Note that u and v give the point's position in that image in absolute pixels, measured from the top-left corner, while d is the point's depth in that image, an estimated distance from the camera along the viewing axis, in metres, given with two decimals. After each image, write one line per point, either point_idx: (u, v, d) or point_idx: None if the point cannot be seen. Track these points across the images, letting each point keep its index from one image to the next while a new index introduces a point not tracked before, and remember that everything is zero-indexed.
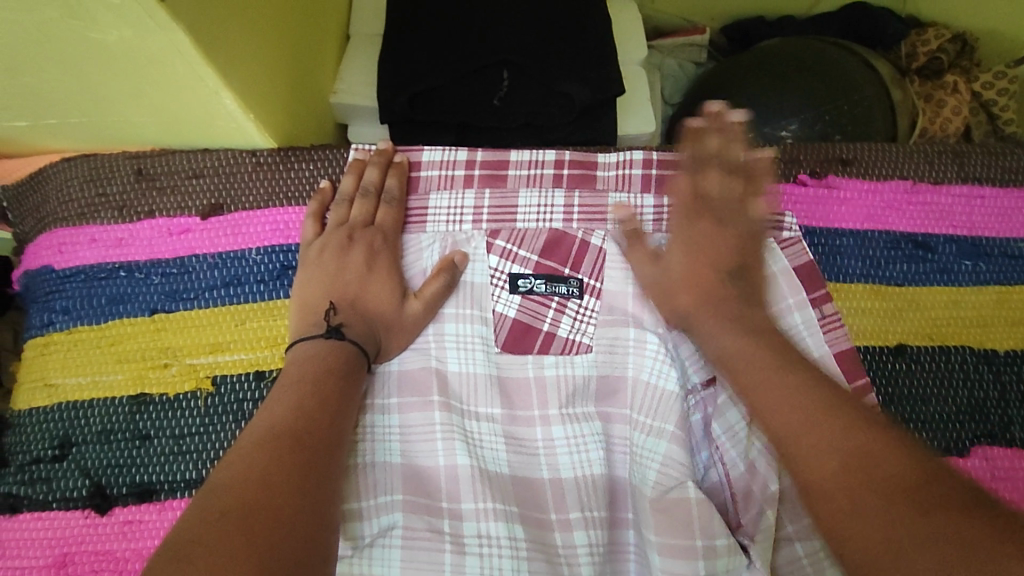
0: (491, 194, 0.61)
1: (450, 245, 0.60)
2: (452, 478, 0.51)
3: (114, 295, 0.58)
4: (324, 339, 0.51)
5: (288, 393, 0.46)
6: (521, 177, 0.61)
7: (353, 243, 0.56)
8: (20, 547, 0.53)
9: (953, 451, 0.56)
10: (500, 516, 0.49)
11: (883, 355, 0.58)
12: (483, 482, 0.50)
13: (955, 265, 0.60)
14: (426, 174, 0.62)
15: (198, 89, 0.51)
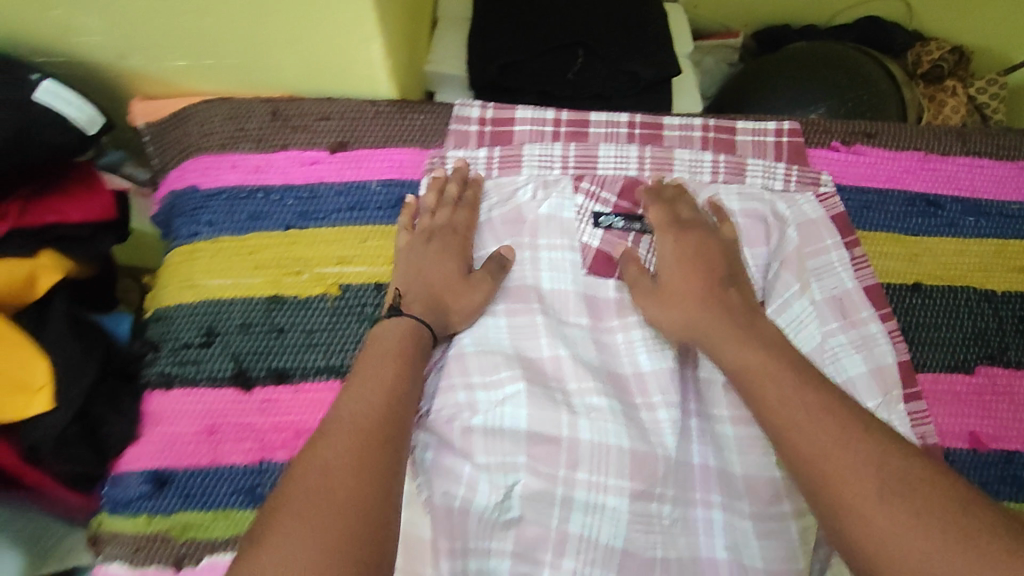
0: (576, 147, 0.71)
1: (542, 185, 0.69)
2: (557, 365, 0.61)
3: (253, 212, 0.67)
4: (397, 325, 0.56)
5: (382, 366, 0.51)
6: (600, 134, 0.71)
7: (428, 240, 0.63)
8: (173, 416, 0.62)
9: (959, 368, 0.68)
10: (603, 394, 0.60)
11: (902, 291, 0.70)
12: (584, 367, 0.61)
13: (961, 221, 0.72)
14: (519, 129, 0.71)
15: (352, 38, 0.62)
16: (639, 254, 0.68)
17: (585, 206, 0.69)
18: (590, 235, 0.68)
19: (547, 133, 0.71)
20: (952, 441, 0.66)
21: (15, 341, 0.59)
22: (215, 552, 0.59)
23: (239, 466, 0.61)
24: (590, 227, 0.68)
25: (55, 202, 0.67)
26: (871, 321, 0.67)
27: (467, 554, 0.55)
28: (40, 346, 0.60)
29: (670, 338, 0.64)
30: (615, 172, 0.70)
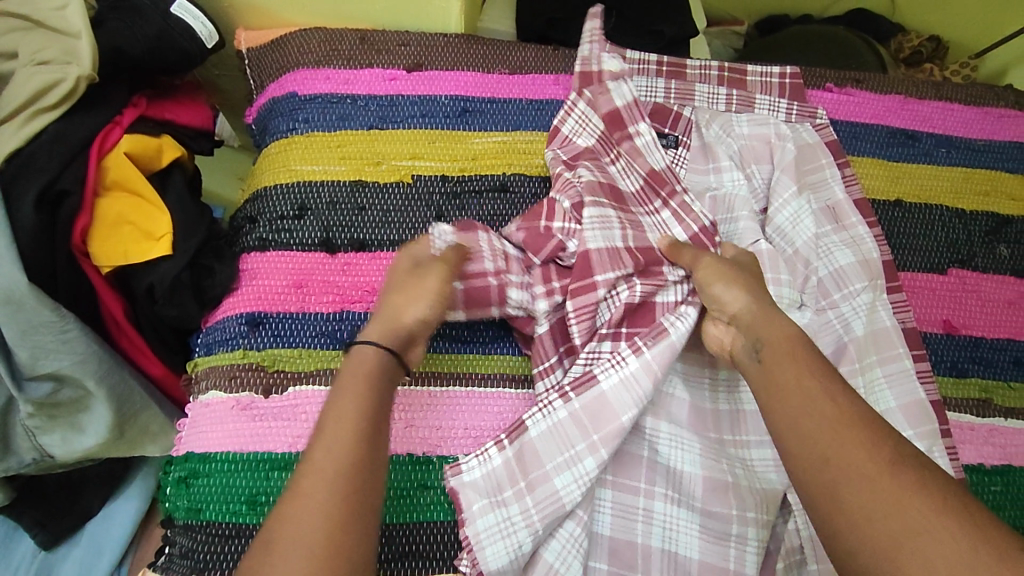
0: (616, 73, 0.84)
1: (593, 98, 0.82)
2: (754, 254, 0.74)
3: (342, 115, 0.80)
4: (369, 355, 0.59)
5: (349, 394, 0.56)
6: (633, 65, 0.85)
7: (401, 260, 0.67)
8: (268, 270, 0.73)
9: (935, 269, 0.80)
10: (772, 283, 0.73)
11: (886, 205, 0.82)
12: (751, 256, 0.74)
13: (934, 151, 0.85)
14: (589, 46, 0.83)
15: None
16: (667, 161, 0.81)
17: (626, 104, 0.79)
18: (646, 128, 0.79)
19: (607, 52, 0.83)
20: (928, 326, 0.77)
21: (149, 197, 0.71)
22: (300, 382, 0.69)
23: (323, 314, 0.72)
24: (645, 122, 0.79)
25: (169, 105, 0.79)
26: (858, 225, 0.79)
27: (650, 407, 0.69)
28: (165, 204, 0.72)
29: None
30: (648, 97, 0.84)
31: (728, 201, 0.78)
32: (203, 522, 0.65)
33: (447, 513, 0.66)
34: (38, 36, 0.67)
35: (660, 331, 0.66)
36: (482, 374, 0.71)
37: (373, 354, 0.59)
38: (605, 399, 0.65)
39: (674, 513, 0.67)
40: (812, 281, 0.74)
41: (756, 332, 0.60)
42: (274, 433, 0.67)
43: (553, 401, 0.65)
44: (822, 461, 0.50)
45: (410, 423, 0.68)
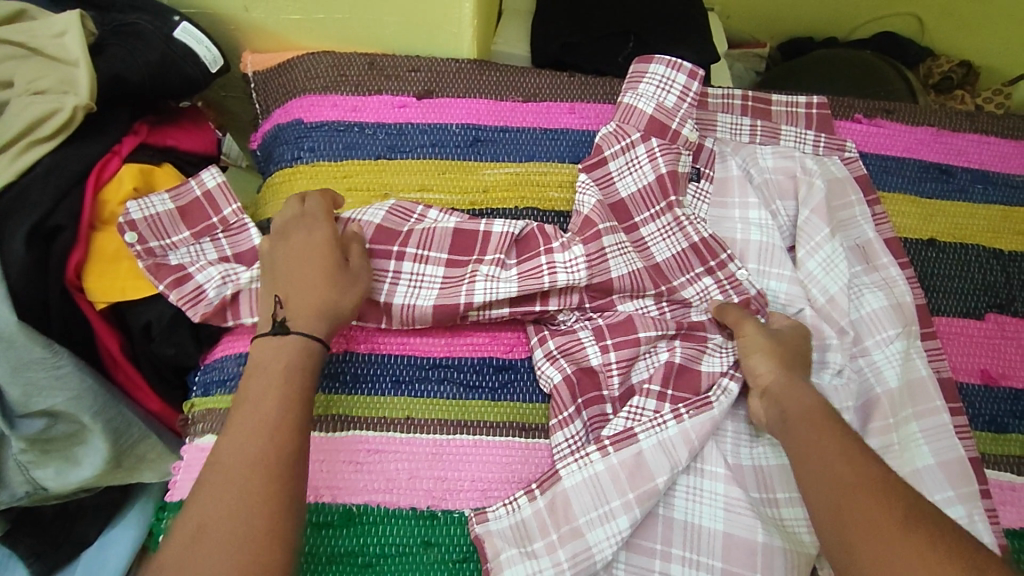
0: (644, 94, 0.79)
1: (619, 131, 0.78)
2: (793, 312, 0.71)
3: (349, 143, 0.77)
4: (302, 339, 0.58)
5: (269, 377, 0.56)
6: (659, 78, 0.79)
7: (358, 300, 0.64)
8: None
9: (971, 314, 0.75)
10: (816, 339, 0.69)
11: (920, 244, 0.78)
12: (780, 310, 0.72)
13: (970, 187, 0.81)
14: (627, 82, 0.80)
15: None
16: (688, 196, 0.77)
17: (652, 149, 0.76)
18: (649, 171, 0.76)
19: (638, 81, 0.80)
20: (965, 376, 0.73)
21: None
22: None
23: (325, 355, 0.69)
24: (648, 164, 0.76)
25: (173, 131, 0.76)
26: (889, 266, 0.75)
27: (700, 472, 0.66)
28: None
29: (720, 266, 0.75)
30: (676, 114, 0.78)
31: (761, 251, 0.74)
32: None
33: (473, 569, 0.62)
34: (35, 64, 0.65)
35: (704, 403, 0.65)
36: (488, 422, 0.67)
37: (299, 343, 0.58)
38: (643, 459, 0.63)
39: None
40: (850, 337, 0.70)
41: (783, 403, 0.59)
42: None
43: (590, 452, 0.63)
44: (834, 510, 0.50)
45: (414, 474, 0.65)
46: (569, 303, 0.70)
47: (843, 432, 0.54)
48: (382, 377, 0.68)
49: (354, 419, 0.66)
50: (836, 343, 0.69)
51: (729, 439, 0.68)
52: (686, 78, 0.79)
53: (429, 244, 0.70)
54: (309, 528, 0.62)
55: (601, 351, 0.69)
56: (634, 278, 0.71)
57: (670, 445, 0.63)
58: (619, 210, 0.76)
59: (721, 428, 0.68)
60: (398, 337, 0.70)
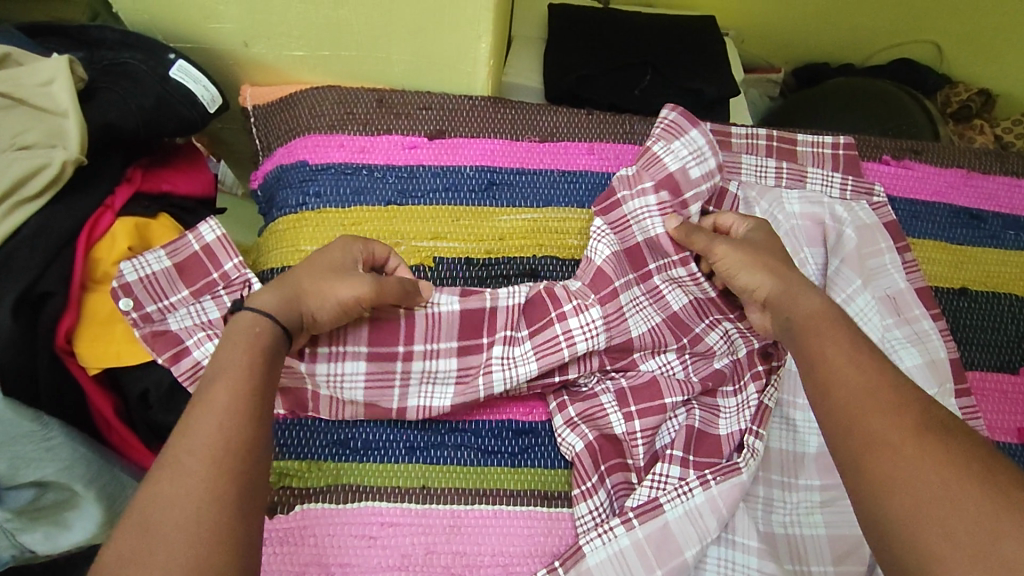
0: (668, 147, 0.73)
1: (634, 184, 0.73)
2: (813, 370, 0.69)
3: (357, 187, 0.73)
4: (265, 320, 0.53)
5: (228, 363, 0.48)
6: (688, 128, 0.74)
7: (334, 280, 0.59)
8: None
9: (1005, 368, 0.73)
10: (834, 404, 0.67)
11: (951, 294, 0.75)
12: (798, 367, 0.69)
13: (1002, 233, 0.78)
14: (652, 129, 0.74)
15: (469, 35, 0.71)
16: None
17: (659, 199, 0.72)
18: (655, 229, 0.72)
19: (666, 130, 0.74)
20: (1001, 435, 0.70)
21: None
22: (309, 500, 0.61)
23: (336, 419, 0.64)
24: (659, 219, 0.72)
25: (168, 175, 0.72)
26: (922, 318, 0.72)
27: (733, 544, 0.61)
28: None
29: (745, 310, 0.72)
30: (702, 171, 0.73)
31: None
32: None
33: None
34: (20, 113, 0.60)
35: (733, 470, 0.61)
36: (508, 491, 0.64)
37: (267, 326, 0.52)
38: (670, 532, 0.59)
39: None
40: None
41: (785, 311, 0.57)
42: (277, 562, 0.59)
43: (614, 526, 0.59)
44: (844, 434, 0.45)
45: (431, 549, 0.60)
46: (589, 368, 0.67)
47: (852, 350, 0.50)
48: (396, 444, 0.64)
49: (366, 489, 0.62)
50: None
51: (761, 505, 0.64)
52: (715, 132, 0.74)
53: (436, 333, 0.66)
54: None
55: (625, 420, 0.66)
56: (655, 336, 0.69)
57: (695, 510, 0.60)
58: (633, 259, 0.72)
59: (750, 491, 0.64)
60: None
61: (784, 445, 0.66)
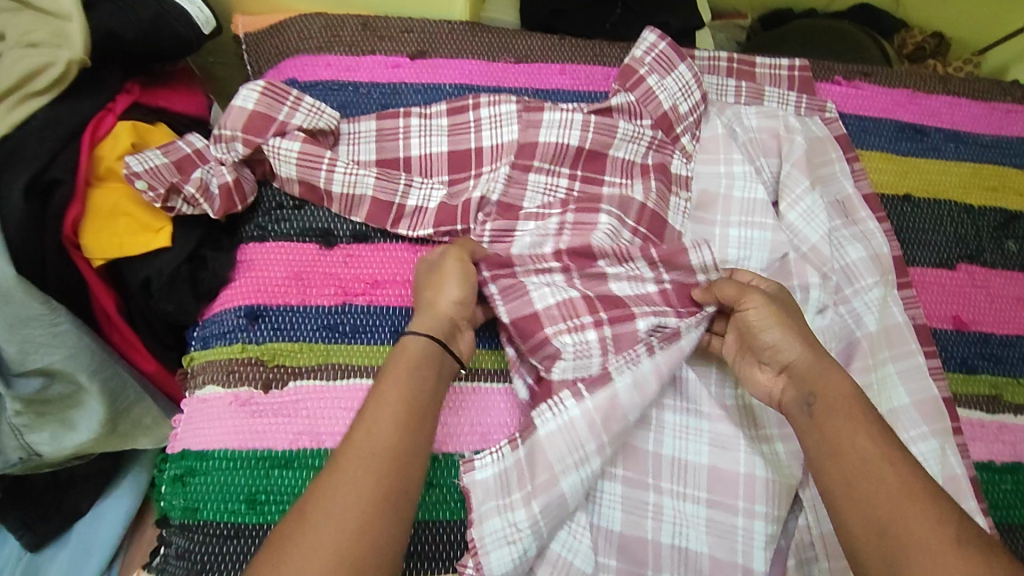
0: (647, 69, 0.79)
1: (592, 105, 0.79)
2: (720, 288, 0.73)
3: (343, 102, 0.78)
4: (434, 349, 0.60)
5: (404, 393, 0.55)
6: (669, 58, 0.80)
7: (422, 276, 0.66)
8: (265, 264, 0.70)
9: (944, 264, 0.79)
10: None
11: (895, 199, 0.82)
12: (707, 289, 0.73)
13: (942, 146, 0.85)
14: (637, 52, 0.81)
15: None
16: (678, 157, 0.79)
17: (620, 105, 0.79)
18: (577, 138, 0.76)
19: (653, 53, 0.80)
20: (938, 322, 0.76)
21: (141, 216, 0.67)
22: (301, 377, 0.66)
23: (324, 306, 0.69)
24: (578, 128, 0.76)
25: (164, 93, 0.76)
26: (868, 220, 0.78)
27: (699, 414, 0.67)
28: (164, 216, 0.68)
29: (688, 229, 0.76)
30: (663, 95, 0.79)
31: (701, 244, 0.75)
32: (200, 522, 0.61)
33: (451, 513, 0.64)
34: (25, 19, 0.64)
35: (674, 335, 0.65)
36: (486, 370, 0.70)
37: (429, 345, 0.59)
38: (617, 403, 0.62)
39: (683, 507, 0.65)
40: (827, 310, 0.70)
41: (805, 377, 0.57)
42: (272, 430, 0.64)
43: (564, 399, 0.63)
44: (880, 531, 0.47)
45: None
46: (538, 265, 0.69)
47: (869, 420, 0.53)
48: (381, 328, 0.69)
49: (354, 367, 0.67)
50: (818, 283, 0.71)
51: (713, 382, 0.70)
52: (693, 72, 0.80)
53: (420, 220, 0.72)
54: (311, 473, 0.63)
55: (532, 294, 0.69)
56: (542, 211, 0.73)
57: (643, 384, 0.63)
58: (590, 161, 0.76)
59: (704, 368, 0.70)
60: (397, 289, 0.70)
61: None
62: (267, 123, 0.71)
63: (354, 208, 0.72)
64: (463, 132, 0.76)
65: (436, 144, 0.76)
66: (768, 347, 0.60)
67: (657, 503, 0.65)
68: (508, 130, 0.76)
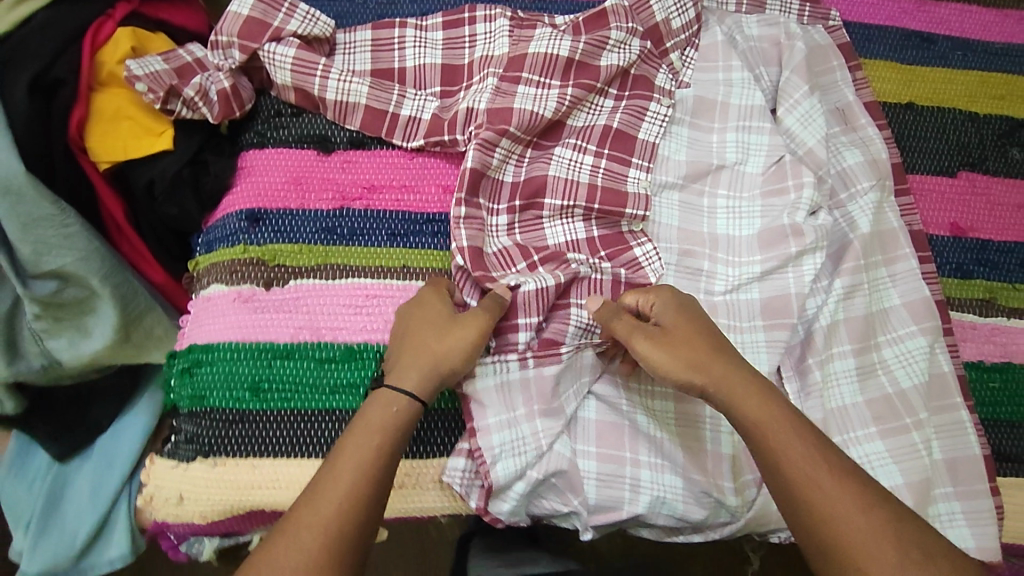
0: None
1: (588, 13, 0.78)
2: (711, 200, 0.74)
3: (340, 12, 0.78)
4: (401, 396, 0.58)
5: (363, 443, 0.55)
6: None
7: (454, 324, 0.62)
8: (266, 169, 0.71)
9: (944, 172, 0.79)
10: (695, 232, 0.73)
11: (898, 108, 0.81)
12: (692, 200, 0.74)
13: (949, 53, 0.83)
14: None
15: None
16: (662, 74, 0.76)
17: (616, 8, 0.75)
18: (568, 48, 0.72)
19: None
20: (935, 229, 0.76)
21: (142, 120, 0.69)
22: (302, 276, 0.68)
23: (323, 209, 0.70)
24: (570, 38, 0.73)
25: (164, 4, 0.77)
26: (868, 126, 0.77)
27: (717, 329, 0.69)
28: (167, 120, 0.70)
29: (682, 137, 0.76)
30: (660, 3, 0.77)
31: (691, 168, 0.74)
32: (207, 407, 0.64)
33: (444, 402, 0.66)
34: None
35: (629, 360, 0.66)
36: None
37: (404, 404, 0.58)
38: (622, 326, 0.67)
39: (653, 402, 0.67)
40: (820, 212, 0.70)
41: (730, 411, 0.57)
42: (275, 324, 0.66)
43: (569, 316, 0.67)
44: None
45: None
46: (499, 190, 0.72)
47: (802, 445, 0.55)
48: (378, 230, 0.70)
49: (352, 268, 0.68)
50: (812, 182, 0.70)
51: (704, 280, 0.71)
52: None
53: (414, 131, 0.72)
54: (312, 364, 0.65)
55: (496, 213, 0.71)
56: (532, 120, 0.70)
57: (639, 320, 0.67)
58: (581, 71, 0.73)
59: (694, 267, 0.72)
60: (394, 194, 0.71)
61: (731, 228, 0.73)
62: (263, 30, 0.71)
63: (348, 116, 0.72)
64: (457, 46, 0.76)
65: (431, 54, 0.75)
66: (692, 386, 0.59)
67: (646, 399, 0.67)
68: (499, 43, 0.75)
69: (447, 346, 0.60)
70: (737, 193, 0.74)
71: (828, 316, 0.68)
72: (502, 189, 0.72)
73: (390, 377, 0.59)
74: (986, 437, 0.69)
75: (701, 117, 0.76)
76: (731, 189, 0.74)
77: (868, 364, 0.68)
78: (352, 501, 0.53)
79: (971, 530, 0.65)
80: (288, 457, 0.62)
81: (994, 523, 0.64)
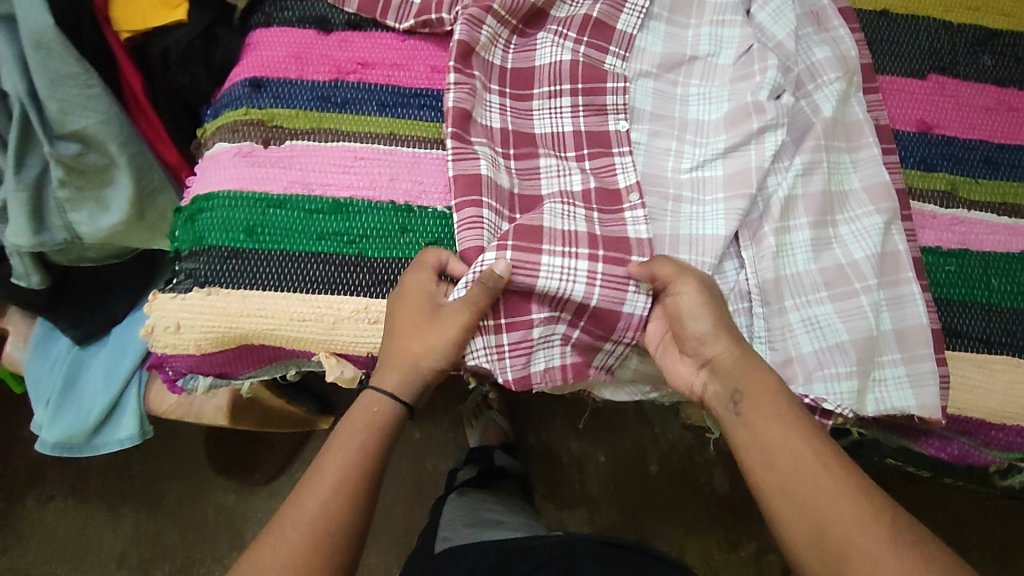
0: None
1: None
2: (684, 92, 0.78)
3: None
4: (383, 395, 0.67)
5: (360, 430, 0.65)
6: None
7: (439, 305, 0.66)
8: (269, 44, 0.77)
9: (914, 75, 0.81)
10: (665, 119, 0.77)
11: (872, 15, 0.84)
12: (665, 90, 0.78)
13: None
14: None
15: None
16: None
17: None
18: None
19: None
20: (901, 125, 0.80)
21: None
22: (297, 137, 0.74)
23: (319, 81, 0.76)
24: None
25: None
26: (840, 27, 0.80)
27: (680, 199, 0.74)
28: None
29: (659, 33, 0.80)
30: None
31: (666, 58, 0.79)
32: (206, 246, 0.70)
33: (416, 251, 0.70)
34: None
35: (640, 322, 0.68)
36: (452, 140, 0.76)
37: (385, 403, 0.67)
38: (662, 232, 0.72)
39: None
40: (783, 94, 0.74)
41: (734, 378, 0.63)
42: (271, 177, 0.72)
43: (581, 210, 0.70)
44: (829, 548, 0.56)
45: (394, 176, 0.73)
46: (489, 70, 0.77)
47: (795, 418, 0.61)
48: (368, 101, 0.75)
49: (343, 132, 0.74)
50: (775, 65, 0.74)
51: (673, 157, 0.76)
52: None
53: (404, 14, 0.77)
54: (301, 213, 0.71)
55: (486, 87, 0.76)
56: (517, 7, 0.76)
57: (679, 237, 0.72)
58: None
59: (664, 147, 0.76)
60: (385, 71, 0.77)
61: (701, 111, 0.77)
62: None
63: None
64: None
65: None
66: (696, 341, 0.65)
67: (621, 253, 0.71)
68: None
69: (427, 342, 0.66)
70: (709, 85, 0.78)
71: (788, 188, 0.71)
72: (493, 69, 0.77)
73: (374, 379, 0.68)
74: (937, 313, 0.72)
75: (679, 14, 0.81)
76: (703, 79, 0.78)
77: (824, 236, 0.71)
78: (341, 477, 0.63)
79: (913, 389, 0.68)
80: (278, 290, 0.69)
81: (935, 383, 0.68)
